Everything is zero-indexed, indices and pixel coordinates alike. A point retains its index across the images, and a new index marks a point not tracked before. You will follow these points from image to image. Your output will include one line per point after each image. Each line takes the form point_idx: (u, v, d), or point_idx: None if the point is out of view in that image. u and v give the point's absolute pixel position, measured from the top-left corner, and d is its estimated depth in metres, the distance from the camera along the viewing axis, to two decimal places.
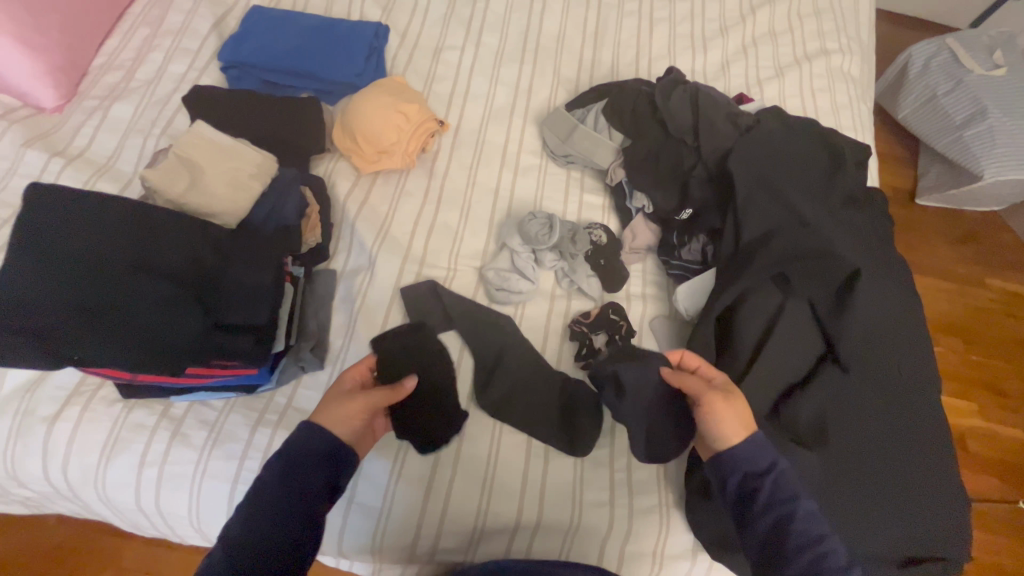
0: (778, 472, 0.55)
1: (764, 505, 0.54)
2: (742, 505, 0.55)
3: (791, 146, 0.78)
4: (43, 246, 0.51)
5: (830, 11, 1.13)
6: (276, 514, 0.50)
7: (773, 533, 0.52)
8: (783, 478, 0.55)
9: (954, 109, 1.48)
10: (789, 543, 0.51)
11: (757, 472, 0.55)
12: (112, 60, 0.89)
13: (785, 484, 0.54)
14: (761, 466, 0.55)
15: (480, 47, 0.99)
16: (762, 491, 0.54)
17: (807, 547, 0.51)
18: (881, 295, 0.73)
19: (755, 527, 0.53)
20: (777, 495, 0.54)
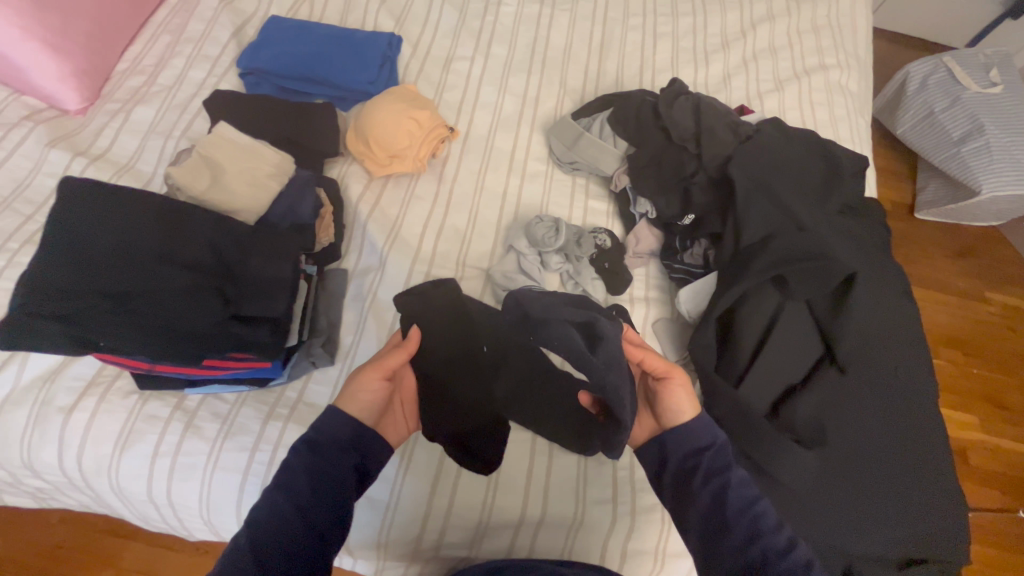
0: (718, 447, 0.57)
1: (704, 478, 0.55)
2: (683, 479, 0.56)
3: (789, 155, 0.81)
4: (77, 238, 0.56)
5: (829, 27, 1.16)
6: (301, 498, 0.50)
7: (715, 506, 0.53)
8: (723, 451, 0.57)
9: (952, 126, 1.51)
10: (728, 510, 0.53)
11: (699, 449, 0.57)
12: (134, 65, 0.92)
13: (722, 457, 0.56)
14: (701, 442, 0.57)
15: (489, 58, 1.02)
16: (700, 464, 0.56)
17: (745, 513, 0.53)
18: (877, 301, 0.75)
19: (697, 501, 0.54)
20: (715, 467, 0.55)
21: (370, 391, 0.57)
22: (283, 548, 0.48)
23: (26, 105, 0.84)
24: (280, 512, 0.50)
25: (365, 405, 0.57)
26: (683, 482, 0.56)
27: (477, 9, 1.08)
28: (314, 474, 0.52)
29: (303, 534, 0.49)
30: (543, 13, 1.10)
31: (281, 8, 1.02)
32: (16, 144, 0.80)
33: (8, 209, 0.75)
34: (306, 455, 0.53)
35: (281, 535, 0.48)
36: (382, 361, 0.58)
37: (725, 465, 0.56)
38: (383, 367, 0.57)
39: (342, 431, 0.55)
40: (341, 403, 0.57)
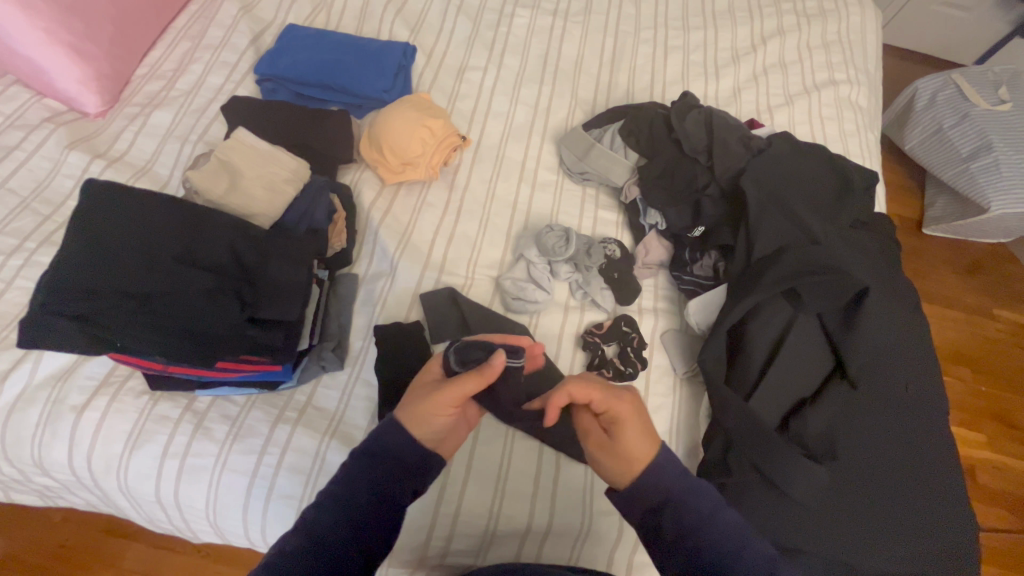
0: (678, 498, 0.51)
1: (670, 537, 0.50)
2: (650, 537, 0.52)
3: (800, 170, 0.81)
4: (100, 238, 0.57)
5: (839, 43, 1.17)
6: (353, 510, 0.51)
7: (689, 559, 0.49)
8: (689, 502, 0.51)
9: (961, 142, 1.51)
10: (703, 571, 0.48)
11: (656, 506, 0.51)
12: (154, 70, 0.93)
13: (687, 511, 0.50)
14: (656, 499, 0.51)
15: (502, 68, 1.04)
16: (662, 521, 0.51)
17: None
18: (889, 315, 0.75)
19: (669, 562, 0.50)
20: (690, 519, 0.50)
21: (444, 416, 0.55)
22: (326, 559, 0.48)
23: (48, 107, 0.86)
24: (332, 521, 0.50)
25: (436, 430, 0.55)
26: (652, 539, 0.52)
27: (491, 20, 1.10)
28: (372, 488, 0.52)
29: (348, 548, 0.49)
30: (556, 24, 1.12)
31: (298, 16, 1.04)
32: (37, 146, 0.81)
33: (27, 208, 0.76)
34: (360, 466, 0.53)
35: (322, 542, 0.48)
36: (455, 388, 0.53)
37: (691, 517, 0.50)
38: (456, 395, 0.53)
39: (399, 444, 0.54)
40: (410, 427, 0.54)
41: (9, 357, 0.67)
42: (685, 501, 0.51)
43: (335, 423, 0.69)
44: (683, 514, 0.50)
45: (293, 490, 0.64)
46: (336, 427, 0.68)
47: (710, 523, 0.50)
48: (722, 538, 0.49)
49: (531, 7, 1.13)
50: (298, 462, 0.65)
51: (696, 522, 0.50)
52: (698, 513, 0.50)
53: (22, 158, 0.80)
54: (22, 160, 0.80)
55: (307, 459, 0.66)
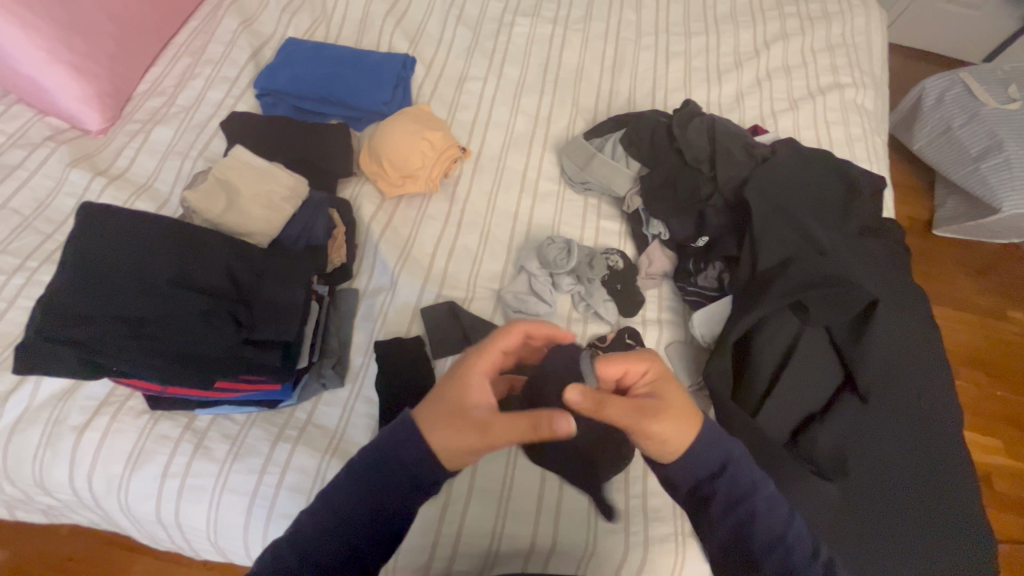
0: (733, 471, 0.51)
1: (722, 509, 0.52)
2: (699, 506, 0.53)
3: (805, 177, 0.80)
4: (95, 262, 0.56)
5: (844, 46, 1.16)
6: (355, 525, 0.49)
7: (740, 530, 0.51)
8: (742, 475, 0.52)
9: (971, 141, 1.49)
10: (755, 544, 0.50)
11: (711, 474, 0.52)
12: (155, 86, 0.94)
13: (740, 481, 0.52)
14: (711, 468, 0.52)
15: (502, 78, 1.03)
16: (713, 493, 0.52)
17: (774, 548, 0.50)
18: (898, 326, 0.73)
19: (717, 533, 0.52)
20: (735, 494, 0.51)
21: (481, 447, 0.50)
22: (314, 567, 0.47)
23: (50, 125, 0.87)
24: (323, 531, 0.48)
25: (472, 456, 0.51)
26: (701, 510, 0.53)
27: (491, 29, 1.09)
28: (369, 497, 0.49)
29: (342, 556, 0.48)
30: (556, 33, 1.11)
31: (297, 30, 1.04)
32: (39, 165, 0.82)
33: (29, 227, 0.76)
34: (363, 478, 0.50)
35: (320, 560, 0.48)
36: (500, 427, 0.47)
37: (744, 489, 0.51)
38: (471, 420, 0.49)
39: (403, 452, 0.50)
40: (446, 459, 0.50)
41: (10, 379, 0.67)
42: (739, 471, 0.52)
43: (335, 441, 0.68)
44: (737, 486, 0.51)
45: (293, 510, 0.64)
46: (336, 445, 0.67)
47: (762, 494, 0.52)
48: (772, 502, 0.52)
49: (531, 15, 1.13)
50: (298, 481, 0.65)
51: (748, 492, 0.51)
52: (751, 482, 0.52)
53: (24, 177, 0.80)
54: (25, 179, 0.80)
55: (307, 479, 0.65)
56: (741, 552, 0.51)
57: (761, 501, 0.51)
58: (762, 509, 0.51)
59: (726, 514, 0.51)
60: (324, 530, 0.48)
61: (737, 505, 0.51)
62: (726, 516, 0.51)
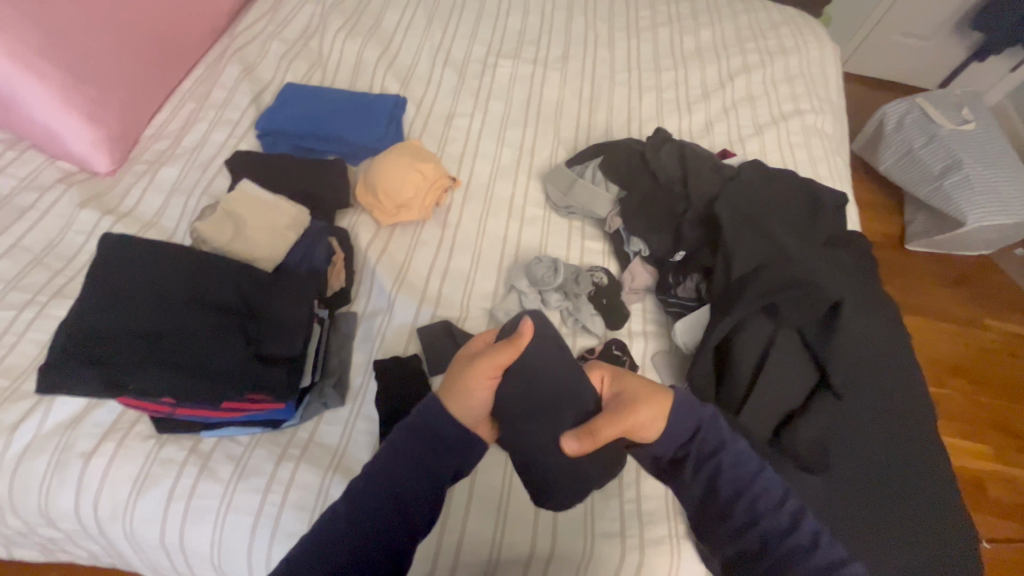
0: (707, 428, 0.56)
1: (695, 465, 0.56)
2: (676, 470, 0.57)
3: (770, 193, 0.86)
4: (119, 286, 0.62)
5: (801, 77, 1.27)
6: (409, 486, 0.53)
7: (709, 486, 0.56)
8: (715, 433, 0.57)
9: (932, 160, 1.60)
10: (726, 494, 0.55)
11: (686, 437, 0.56)
12: (161, 130, 0.99)
13: (711, 439, 0.56)
14: (686, 434, 0.56)
15: (487, 114, 1.11)
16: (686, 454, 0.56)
17: (740, 497, 0.55)
18: (865, 325, 0.78)
19: (691, 489, 0.56)
20: (705, 451, 0.56)
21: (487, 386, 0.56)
22: (367, 530, 0.51)
23: (61, 169, 0.91)
24: (373, 493, 0.52)
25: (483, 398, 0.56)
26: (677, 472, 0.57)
27: (476, 70, 1.18)
28: (416, 460, 0.53)
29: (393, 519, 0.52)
30: (536, 72, 1.20)
31: (296, 75, 1.11)
32: (50, 205, 0.86)
33: (40, 264, 0.80)
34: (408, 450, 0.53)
35: (371, 524, 0.51)
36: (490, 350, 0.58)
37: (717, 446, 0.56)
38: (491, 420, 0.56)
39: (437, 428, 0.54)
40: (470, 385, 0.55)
41: (20, 409, 0.69)
42: (710, 431, 0.57)
43: (337, 458, 0.70)
44: (704, 444, 0.56)
45: (297, 527, 0.65)
46: (339, 462, 0.70)
47: (732, 449, 0.56)
48: (736, 451, 0.56)
49: (513, 57, 1.22)
50: (302, 498, 0.67)
51: (712, 447, 0.56)
52: (715, 437, 0.56)
53: (35, 217, 0.84)
54: (36, 219, 0.84)
55: (310, 495, 0.67)
56: (711, 509, 0.56)
57: (726, 454, 0.56)
58: (728, 462, 0.56)
59: (694, 471, 0.56)
60: (371, 496, 0.52)
61: (703, 460, 0.56)
62: (694, 472, 0.56)
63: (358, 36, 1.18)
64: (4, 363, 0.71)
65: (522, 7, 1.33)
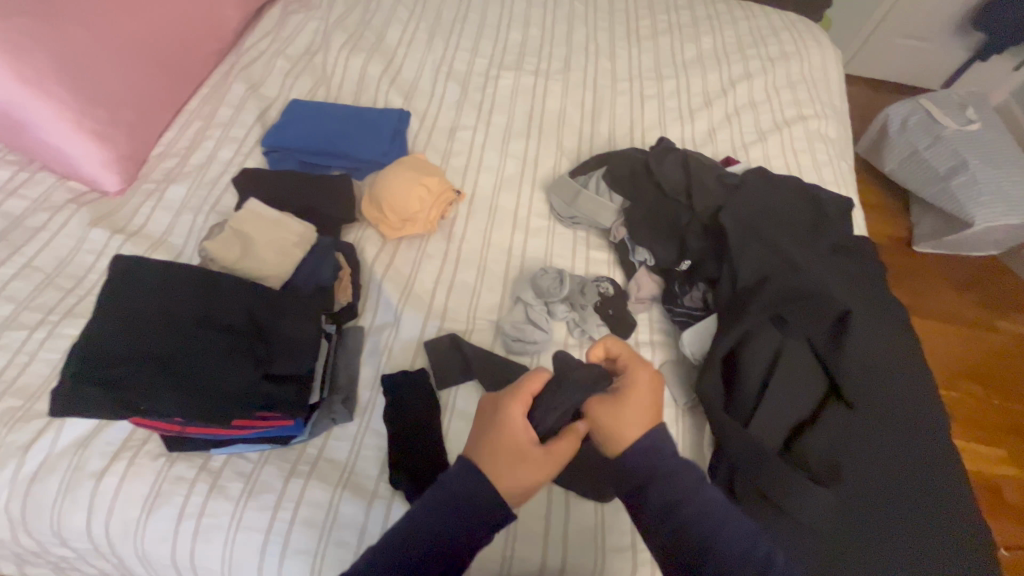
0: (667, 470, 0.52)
1: (659, 511, 0.51)
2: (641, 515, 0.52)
3: (774, 201, 0.86)
4: (128, 308, 0.62)
5: (803, 83, 1.27)
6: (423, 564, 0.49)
7: (676, 533, 0.50)
8: (674, 470, 0.53)
9: (937, 161, 1.59)
10: (692, 539, 0.50)
11: (641, 483, 0.53)
12: (169, 149, 1.01)
13: (675, 483, 0.52)
14: (643, 475, 0.53)
15: (490, 126, 1.11)
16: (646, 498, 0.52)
17: (708, 546, 0.49)
18: (874, 333, 0.77)
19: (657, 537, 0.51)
20: (670, 496, 0.51)
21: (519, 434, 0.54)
22: None
23: (71, 189, 0.93)
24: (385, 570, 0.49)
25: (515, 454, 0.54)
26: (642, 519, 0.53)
27: (478, 83, 1.19)
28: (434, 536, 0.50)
29: None
30: (538, 83, 1.20)
31: (301, 91, 1.12)
32: (61, 226, 0.87)
33: (52, 284, 0.81)
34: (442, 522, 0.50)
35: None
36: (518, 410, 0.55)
37: (676, 484, 0.52)
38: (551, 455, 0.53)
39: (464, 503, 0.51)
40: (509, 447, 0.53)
41: (33, 429, 0.70)
42: (670, 474, 0.52)
43: (346, 474, 0.70)
44: (667, 486, 0.52)
45: (308, 545, 0.65)
46: (348, 478, 0.70)
47: (696, 492, 0.52)
48: (703, 496, 0.52)
49: (514, 68, 1.23)
50: (311, 516, 0.67)
51: (678, 489, 0.52)
52: (680, 478, 0.52)
53: (47, 238, 0.85)
54: (48, 240, 0.85)
55: (320, 512, 0.67)
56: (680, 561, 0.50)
57: (691, 499, 0.51)
58: (694, 507, 0.51)
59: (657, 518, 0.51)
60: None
61: (667, 506, 0.51)
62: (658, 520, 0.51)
63: (361, 52, 1.19)
64: (16, 384, 0.72)
65: (522, 19, 1.35)
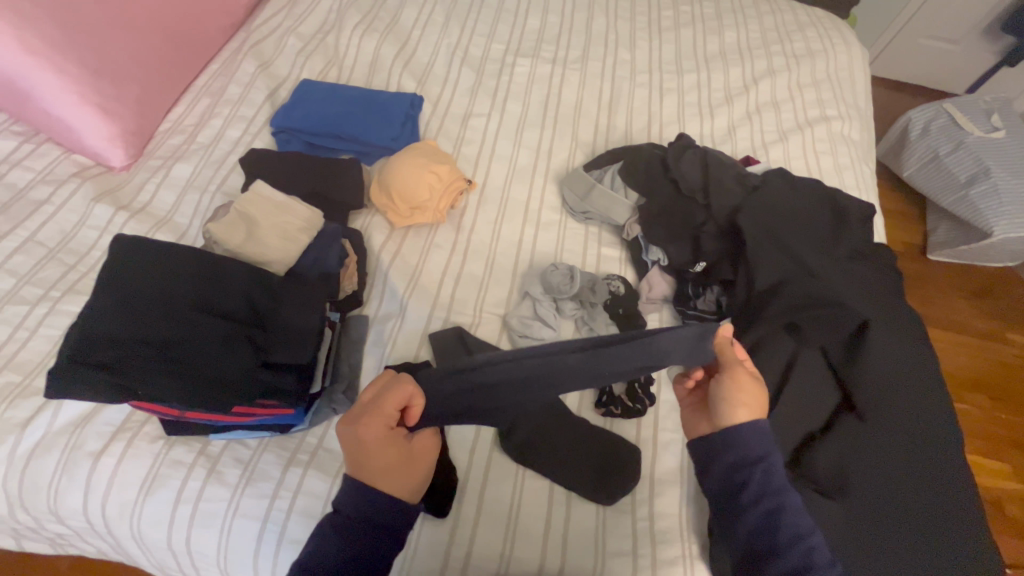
0: (763, 472, 0.55)
1: (754, 498, 0.55)
2: (728, 501, 0.56)
3: (794, 204, 0.83)
4: (127, 288, 0.61)
5: (828, 81, 1.23)
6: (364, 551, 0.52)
7: (763, 523, 0.54)
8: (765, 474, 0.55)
9: (959, 168, 1.55)
10: (779, 541, 0.53)
11: (739, 470, 0.56)
12: (176, 125, 0.99)
13: (774, 477, 0.55)
14: (754, 454, 0.56)
15: (505, 114, 1.09)
16: (738, 497, 0.55)
17: (797, 542, 0.52)
18: (893, 343, 0.75)
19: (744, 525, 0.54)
20: (765, 489, 0.54)
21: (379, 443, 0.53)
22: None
23: (76, 163, 0.91)
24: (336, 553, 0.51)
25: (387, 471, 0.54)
26: (729, 509, 0.56)
27: (494, 69, 1.16)
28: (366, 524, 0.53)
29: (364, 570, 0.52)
30: (555, 72, 1.17)
31: (312, 71, 1.10)
32: (65, 200, 0.86)
33: (54, 259, 0.80)
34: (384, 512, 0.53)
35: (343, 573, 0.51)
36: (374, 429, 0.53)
37: (773, 491, 0.54)
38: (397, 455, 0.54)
39: (391, 510, 0.53)
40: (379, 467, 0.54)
41: (31, 406, 0.69)
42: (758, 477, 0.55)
43: (345, 464, 0.69)
44: (764, 481, 0.55)
45: (304, 535, 0.64)
46: (347, 469, 0.69)
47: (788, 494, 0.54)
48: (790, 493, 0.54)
49: (531, 56, 1.19)
50: (309, 506, 0.66)
51: (770, 483, 0.54)
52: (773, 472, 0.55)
53: (50, 211, 0.84)
54: (51, 214, 0.84)
55: (318, 503, 0.66)
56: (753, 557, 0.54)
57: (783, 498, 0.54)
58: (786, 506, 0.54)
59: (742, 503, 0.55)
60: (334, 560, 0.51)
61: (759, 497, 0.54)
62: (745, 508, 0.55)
63: (375, 32, 1.16)
64: (15, 359, 0.71)
65: (542, 5, 1.31)
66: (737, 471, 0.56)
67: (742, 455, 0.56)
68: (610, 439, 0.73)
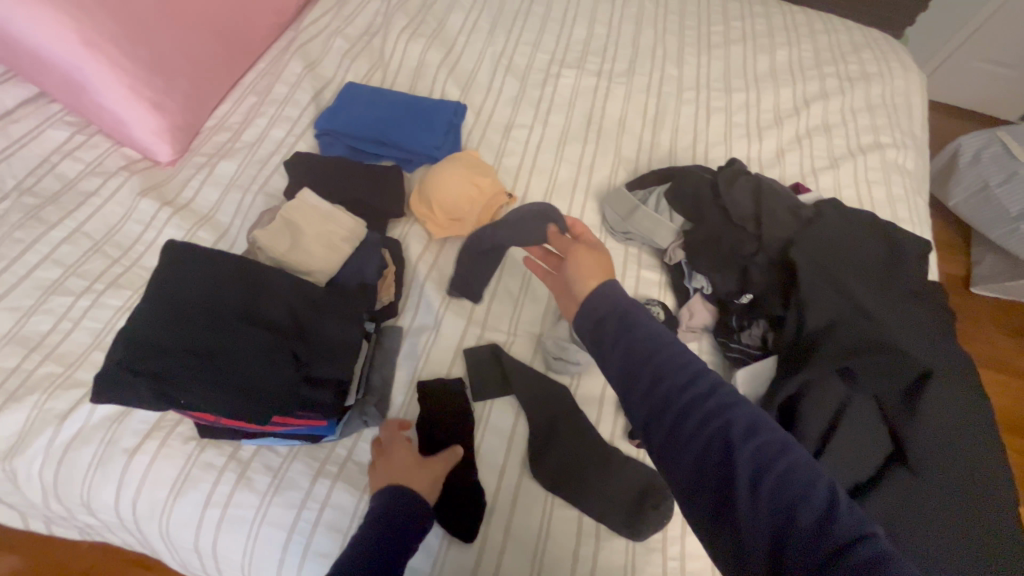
0: (724, 411, 0.45)
1: (729, 452, 0.44)
2: (706, 465, 0.44)
3: (851, 240, 0.80)
4: (175, 295, 0.61)
5: (883, 107, 1.19)
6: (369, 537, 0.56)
7: (753, 484, 0.42)
8: (701, 404, 0.46)
9: (1011, 202, 1.48)
10: (781, 501, 0.41)
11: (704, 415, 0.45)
12: (222, 122, 0.99)
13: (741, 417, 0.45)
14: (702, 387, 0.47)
15: (547, 126, 1.07)
16: (721, 458, 0.44)
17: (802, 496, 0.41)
18: (951, 393, 0.71)
19: (736, 493, 0.42)
20: (739, 435, 0.44)
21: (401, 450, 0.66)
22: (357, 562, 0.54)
23: (125, 156, 0.92)
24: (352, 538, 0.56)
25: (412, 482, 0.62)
26: (712, 478, 0.44)
27: (538, 79, 1.14)
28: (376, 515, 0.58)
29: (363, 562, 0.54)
30: (600, 84, 1.15)
31: (357, 74, 1.09)
32: (112, 193, 0.87)
33: (99, 251, 0.81)
34: (397, 510, 0.58)
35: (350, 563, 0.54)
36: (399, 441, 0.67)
37: (746, 433, 0.44)
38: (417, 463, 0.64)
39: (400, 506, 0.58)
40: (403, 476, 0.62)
41: (71, 398, 0.70)
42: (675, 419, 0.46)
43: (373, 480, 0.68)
44: (732, 428, 0.45)
45: (330, 548, 0.64)
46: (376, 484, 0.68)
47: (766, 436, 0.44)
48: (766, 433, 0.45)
49: (576, 67, 1.17)
50: (336, 520, 0.65)
51: (741, 429, 0.45)
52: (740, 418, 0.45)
53: (98, 203, 0.85)
54: (98, 206, 0.85)
55: (345, 518, 0.65)
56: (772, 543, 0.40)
57: (762, 446, 0.44)
58: (771, 455, 0.43)
59: (722, 465, 0.43)
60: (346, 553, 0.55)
61: (734, 449, 0.44)
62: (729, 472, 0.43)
63: (421, 37, 1.16)
64: (58, 351, 0.72)
65: (589, 15, 1.29)
66: (698, 418, 0.45)
67: (699, 397, 0.46)
68: (644, 472, 0.70)
